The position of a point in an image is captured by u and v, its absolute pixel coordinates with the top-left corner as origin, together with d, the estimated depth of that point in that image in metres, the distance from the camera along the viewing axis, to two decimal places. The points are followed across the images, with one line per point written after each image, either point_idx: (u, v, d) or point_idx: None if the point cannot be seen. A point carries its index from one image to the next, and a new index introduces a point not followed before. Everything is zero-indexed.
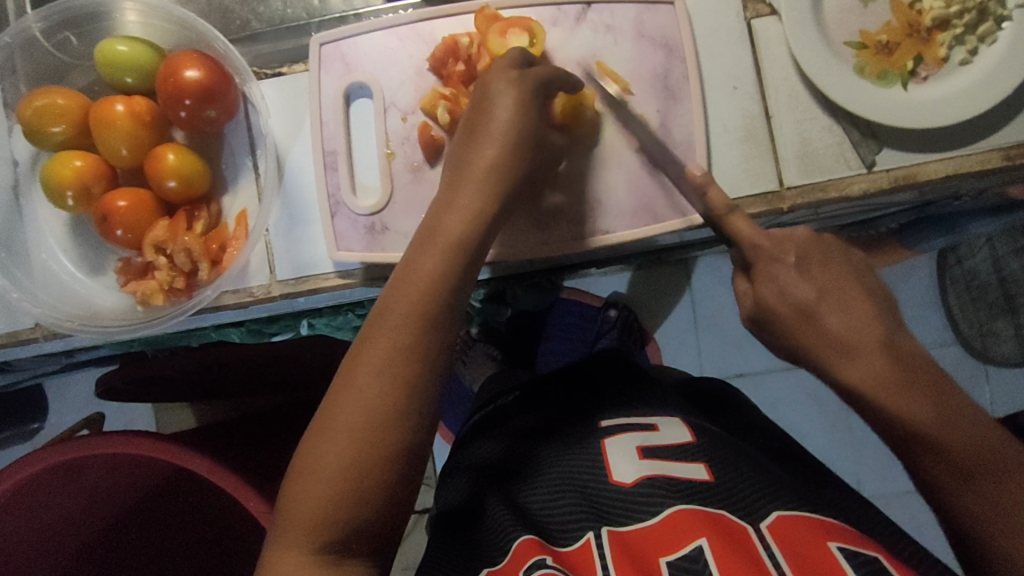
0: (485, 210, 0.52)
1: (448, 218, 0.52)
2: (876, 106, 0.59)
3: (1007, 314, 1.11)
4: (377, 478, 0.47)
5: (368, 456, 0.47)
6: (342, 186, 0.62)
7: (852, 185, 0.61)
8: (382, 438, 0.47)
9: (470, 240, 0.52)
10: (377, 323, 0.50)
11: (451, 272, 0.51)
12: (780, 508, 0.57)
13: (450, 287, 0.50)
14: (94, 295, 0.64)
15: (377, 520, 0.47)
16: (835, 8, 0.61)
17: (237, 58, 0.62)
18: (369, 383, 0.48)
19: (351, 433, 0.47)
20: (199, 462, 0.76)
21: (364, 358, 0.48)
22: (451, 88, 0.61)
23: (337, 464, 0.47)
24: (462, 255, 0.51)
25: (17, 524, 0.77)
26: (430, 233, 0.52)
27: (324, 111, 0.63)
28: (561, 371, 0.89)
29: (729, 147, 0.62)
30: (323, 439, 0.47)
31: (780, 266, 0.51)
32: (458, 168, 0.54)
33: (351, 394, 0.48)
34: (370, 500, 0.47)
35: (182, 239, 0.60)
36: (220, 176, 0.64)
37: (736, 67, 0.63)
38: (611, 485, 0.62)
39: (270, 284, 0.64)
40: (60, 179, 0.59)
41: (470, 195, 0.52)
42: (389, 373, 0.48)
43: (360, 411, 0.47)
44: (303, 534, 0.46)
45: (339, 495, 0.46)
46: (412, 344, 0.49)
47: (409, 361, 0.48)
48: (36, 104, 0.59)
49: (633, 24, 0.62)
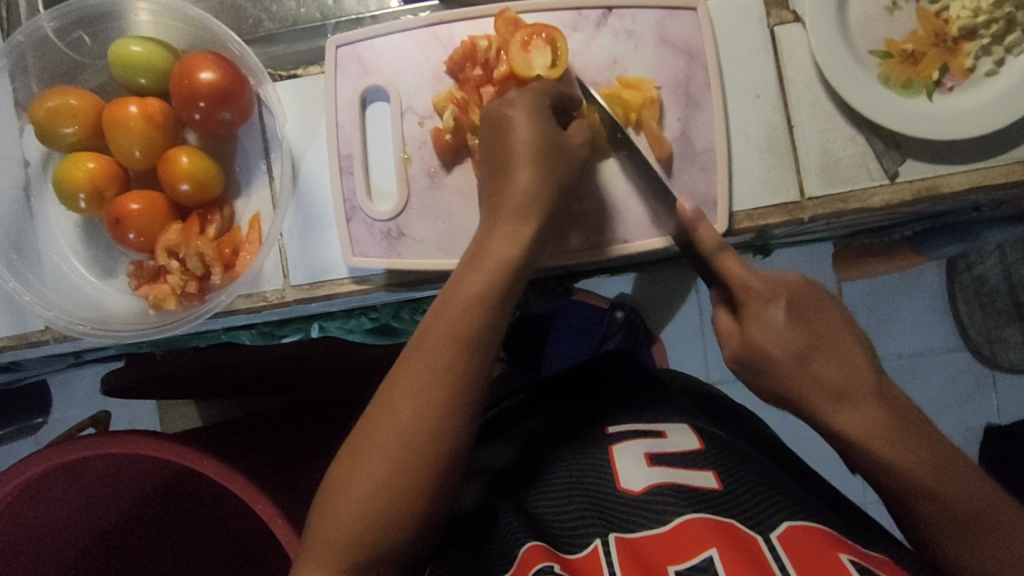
0: (526, 238, 0.51)
1: (494, 242, 0.51)
2: (902, 117, 0.58)
3: (1016, 321, 1.12)
4: (403, 503, 0.49)
5: (396, 479, 0.48)
6: (358, 190, 0.61)
7: (875, 196, 0.60)
8: (411, 464, 0.49)
9: (511, 268, 0.51)
10: (417, 348, 0.50)
11: (494, 299, 0.50)
12: (788, 519, 0.57)
13: (489, 317, 0.50)
14: (104, 298, 0.63)
15: (399, 541, 0.49)
16: (860, 17, 0.60)
17: (252, 59, 0.61)
18: (405, 408, 0.49)
19: (382, 457, 0.49)
20: (209, 463, 0.75)
21: (401, 383, 0.49)
22: (464, 93, 0.60)
23: (367, 483, 0.49)
24: (506, 281, 0.50)
25: (23, 525, 0.77)
26: (474, 257, 0.51)
27: (340, 115, 0.62)
28: (568, 373, 0.88)
29: (751, 156, 0.61)
30: (356, 458, 0.49)
31: (771, 309, 0.53)
32: (494, 201, 0.53)
33: (386, 417, 0.49)
34: (394, 521, 0.49)
35: (195, 242, 0.59)
36: (234, 179, 0.63)
37: (758, 74, 0.62)
38: (618, 491, 0.62)
39: (283, 289, 0.63)
40: (72, 181, 0.58)
41: (510, 224, 0.52)
42: (425, 401, 0.49)
43: (393, 437, 0.49)
44: (330, 548, 0.48)
45: (365, 516, 0.48)
46: (450, 372, 0.49)
47: (445, 389, 0.49)
48: (49, 104, 0.59)
49: (655, 30, 0.61)
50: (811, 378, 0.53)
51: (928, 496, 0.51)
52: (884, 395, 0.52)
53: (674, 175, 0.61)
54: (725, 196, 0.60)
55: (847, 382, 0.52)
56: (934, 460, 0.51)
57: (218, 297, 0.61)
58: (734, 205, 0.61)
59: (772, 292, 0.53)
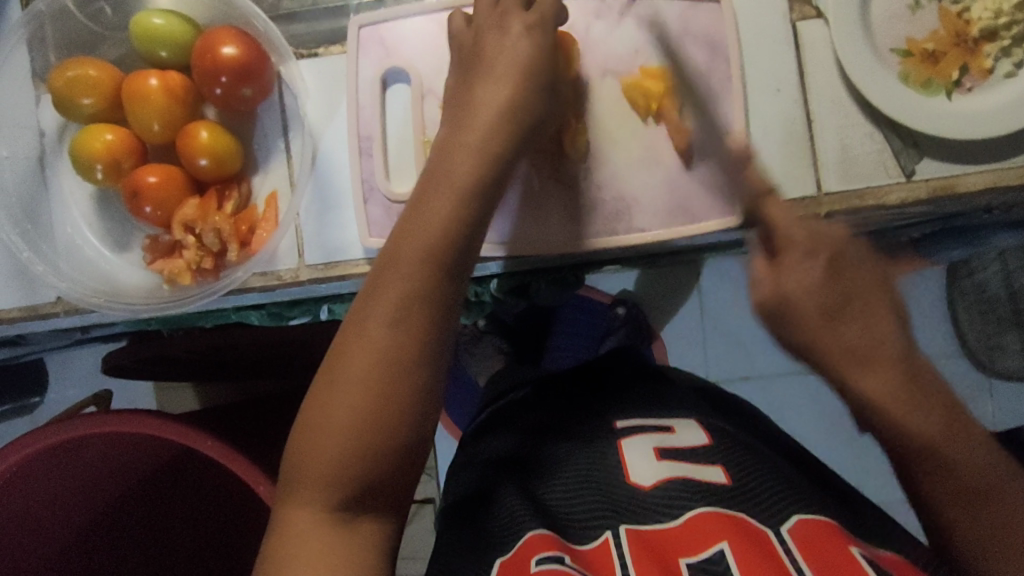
0: (488, 165, 0.51)
1: (458, 165, 0.51)
2: (923, 115, 0.58)
3: (1015, 328, 1.11)
4: (389, 432, 0.46)
5: (380, 409, 0.46)
6: (376, 171, 0.61)
7: (890, 193, 0.61)
8: (394, 392, 0.47)
9: (479, 188, 0.51)
10: (373, 296, 0.48)
11: (463, 219, 0.50)
12: (800, 512, 0.58)
13: (460, 236, 0.49)
14: (117, 271, 0.63)
15: (388, 473, 0.47)
16: (882, 14, 0.61)
17: (275, 36, 0.60)
18: (380, 334, 0.47)
19: (360, 387, 0.46)
20: (209, 444, 0.75)
21: (372, 309, 0.47)
22: None
23: (347, 416, 0.46)
24: (474, 202, 0.50)
25: (23, 500, 0.77)
26: (438, 179, 0.51)
27: (361, 95, 0.62)
28: (572, 369, 0.89)
29: (770, 150, 0.62)
30: (331, 393, 0.47)
31: (811, 263, 0.47)
32: (450, 136, 0.53)
33: (360, 345, 0.47)
34: (382, 454, 0.46)
35: (212, 218, 0.60)
36: (252, 157, 0.63)
37: (779, 69, 0.62)
38: (628, 485, 0.62)
39: (298, 269, 0.63)
40: (90, 152, 0.58)
41: (466, 164, 0.51)
42: (398, 323, 0.47)
43: (370, 365, 0.46)
44: (317, 488, 0.46)
45: (349, 450, 0.46)
46: (422, 292, 0.48)
47: (419, 310, 0.47)
48: (68, 74, 0.58)
49: (678, 21, 0.61)
50: (840, 341, 0.46)
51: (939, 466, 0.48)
52: (910, 361, 0.46)
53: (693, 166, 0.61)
54: (743, 188, 0.60)
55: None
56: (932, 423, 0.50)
57: (234, 274, 0.60)
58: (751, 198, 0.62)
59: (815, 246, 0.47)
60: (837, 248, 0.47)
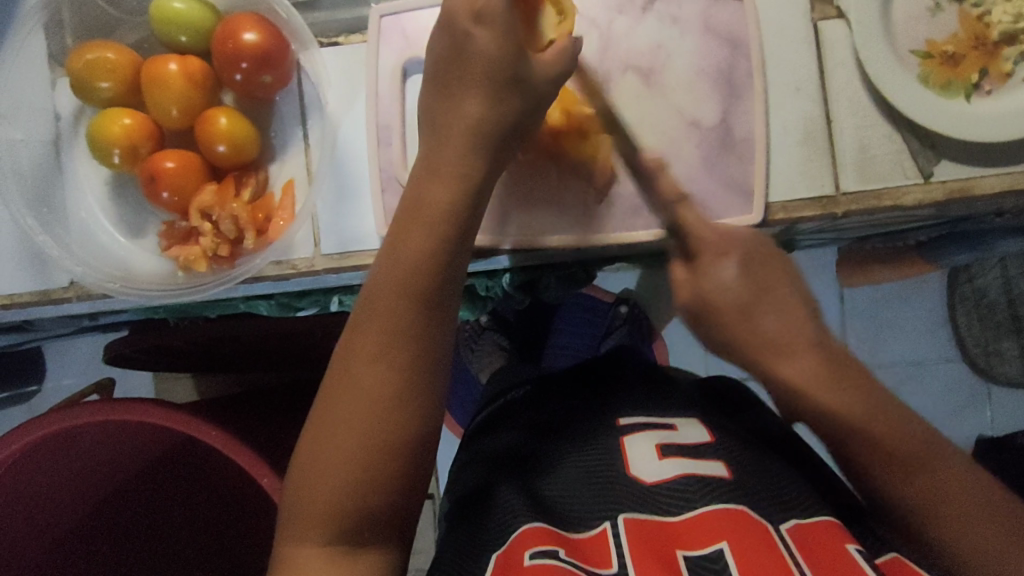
0: (469, 182, 0.49)
1: (432, 190, 0.49)
2: (941, 117, 0.59)
3: (1013, 334, 1.14)
4: (382, 468, 0.47)
5: (370, 446, 0.47)
6: (394, 161, 0.61)
7: (907, 194, 0.61)
8: (384, 429, 0.47)
9: (456, 217, 0.49)
10: (356, 336, 0.48)
11: (441, 251, 0.49)
12: (798, 516, 0.58)
13: (440, 268, 0.48)
14: (131, 257, 0.62)
15: (384, 505, 0.48)
16: (902, 16, 0.61)
17: (297, 23, 0.60)
18: (366, 374, 0.47)
19: (351, 427, 0.47)
20: (213, 434, 0.75)
21: (357, 349, 0.48)
22: None
23: (340, 456, 0.47)
24: (452, 231, 0.49)
25: (25, 488, 0.76)
26: (413, 210, 0.49)
27: (380, 85, 0.61)
28: (573, 368, 0.89)
29: (789, 149, 0.62)
30: (325, 433, 0.48)
31: (725, 262, 0.55)
32: (433, 147, 0.50)
33: (348, 386, 0.48)
34: (378, 490, 0.48)
35: (229, 206, 0.59)
36: (269, 145, 0.63)
37: (800, 68, 0.62)
38: (628, 478, 0.63)
39: (314, 258, 0.62)
40: (108, 136, 0.58)
41: (439, 186, 0.49)
42: (383, 361, 0.47)
43: (360, 405, 0.47)
44: (315, 526, 0.47)
45: (344, 488, 0.47)
46: (403, 329, 0.48)
47: (402, 348, 0.48)
48: (87, 57, 0.58)
49: (700, 18, 0.61)
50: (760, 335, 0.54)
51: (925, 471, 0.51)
52: (837, 351, 0.54)
53: (712, 163, 0.61)
54: (761, 186, 0.60)
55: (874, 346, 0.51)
56: None
57: (250, 262, 0.60)
58: (770, 196, 0.62)
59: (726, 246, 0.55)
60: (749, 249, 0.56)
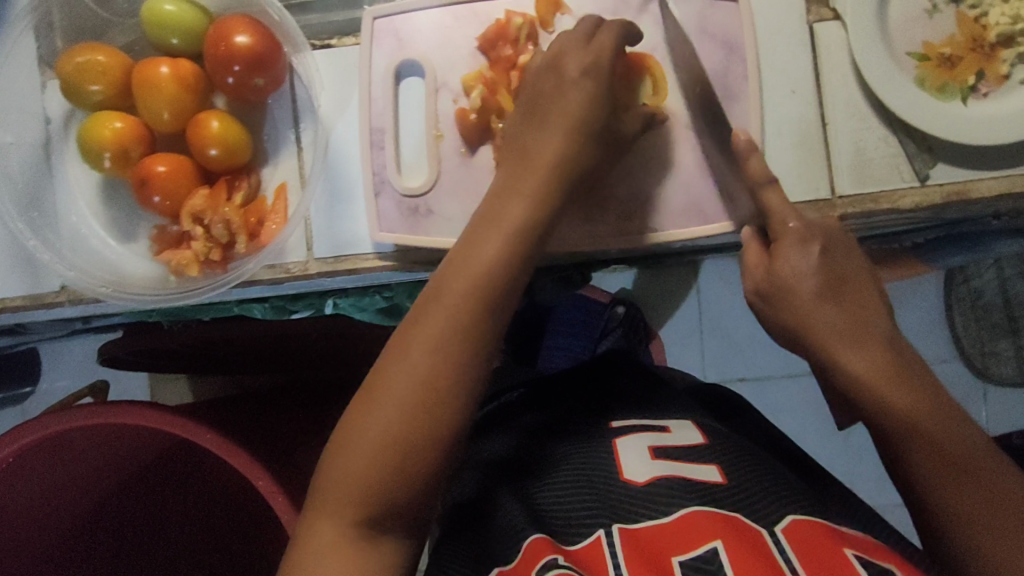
0: (543, 199, 0.50)
1: (510, 201, 0.50)
2: (937, 120, 0.58)
3: (1009, 335, 1.14)
4: (420, 461, 0.46)
5: (412, 436, 0.46)
6: (388, 165, 0.60)
7: (904, 198, 0.61)
8: (428, 422, 0.46)
9: (531, 232, 0.49)
10: (418, 325, 0.48)
11: (512, 258, 0.49)
12: (794, 512, 0.58)
13: (510, 274, 0.48)
14: (122, 261, 0.62)
15: (415, 498, 0.47)
16: (899, 18, 0.60)
17: (289, 25, 0.60)
18: (422, 364, 0.47)
19: (396, 413, 0.46)
20: (207, 437, 0.74)
21: (417, 337, 0.47)
22: (493, 74, 0.60)
23: (381, 440, 0.46)
24: (526, 241, 0.49)
25: (20, 491, 0.75)
26: (489, 218, 0.50)
27: (373, 88, 0.61)
28: (567, 370, 0.88)
29: (784, 152, 0.61)
30: (367, 414, 0.47)
31: (807, 248, 0.53)
32: (514, 164, 0.52)
33: (400, 372, 0.47)
34: (412, 482, 0.47)
35: (221, 209, 0.59)
36: (262, 148, 0.62)
37: (796, 71, 0.62)
38: (620, 481, 0.63)
39: (307, 262, 0.62)
40: (98, 140, 0.57)
41: (519, 200, 0.50)
42: (440, 355, 0.47)
43: (410, 393, 0.46)
44: (343, 505, 0.46)
45: (378, 473, 0.46)
46: (467, 328, 0.47)
47: (464, 346, 0.47)
48: (78, 60, 0.57)
49: (696, 19, 0.60)
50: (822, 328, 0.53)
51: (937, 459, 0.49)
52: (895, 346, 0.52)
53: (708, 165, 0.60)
54: None
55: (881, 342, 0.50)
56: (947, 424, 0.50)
57: (242, 265, 0.60)
58: None
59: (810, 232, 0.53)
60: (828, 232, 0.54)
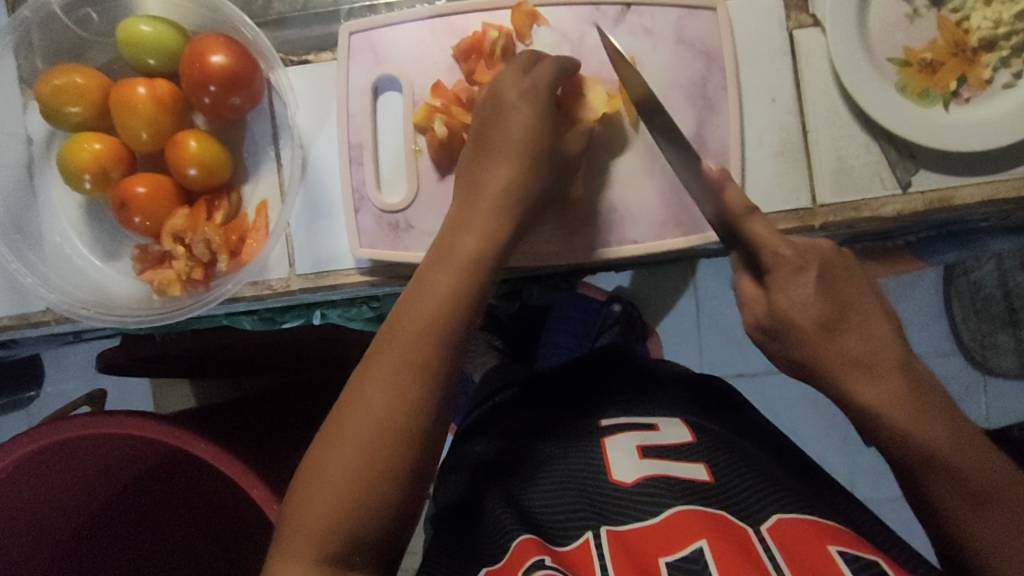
0: (498, 232, 0.52)
1: (464, 237, 0.51)
2: (919, 128, 0.58)
3: (1009, 327, 1.13)
4: (381, 496, 0.47)
5: (372, 472, 0.47)
6: (367, 181, 0.60)
7: (886, 205, 0.60)
8: (388, 457, 0.47)
9: (484, 261, 0.51)
10: (373, 363, 0.49)
11: (465, 292, 0.50)
12: (779, 512, 0.57)
13: (465, 310, 0.50)
14: (107, 281, 0.63)
15: (378, 533, 0.47)
16: (880, 23, 0.60)
17: (264, 43, 0.60)
18: (378, 400, 0.48)
19: (356, 449, 0.47)
20: (204, 447, 0.74)
21: (373, 374, 0.48)
22: (441, 99, 0.59)
23: (342, 476, 0.47)
24: (480, 274, 0.51)
25: (19, 500, 0.76)
26: (443, 252, 0.51)
27: (351, 105, 0.61)
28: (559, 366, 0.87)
29: (764, 162, 0.61)
30: (328, 452, 0.47)
31: (802, 278, 0.49)
32: (468, 195, 0.53)
33: (358, 408, 0.48)
34: (374, 517, 0.47)
35: (202, 229, 0.59)
36: (242, 165, 0.63)
37: (775, 78, 0.61)
38: (610, 483, 0.62)
39: (289, 278, 0.62)
40: (77, 161, 0.57)
41: (473, 234, 0.51)
42: (396, 391, 0.48)
43: (369, 429, 0.47)
44: (308, 544, 0.46)
45: (341, 510, 0.46)
46: (423, 362, 0.48)
47: (418, 380, 0.48)
48: (54, 82, 0.57)
49: (674, 29, 0.60)
50: (840, 354, 0.49)
51: (932, 467, 0.49)
52: (911, 369, 0.49)
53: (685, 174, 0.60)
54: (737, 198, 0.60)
55: (871, 353, 0.49)
56: (952, 433, 0.48)
57: (223, 284, 0.60)
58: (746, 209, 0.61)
59: (803, 258, 0.49)
60: (827, 262, 0.49)
